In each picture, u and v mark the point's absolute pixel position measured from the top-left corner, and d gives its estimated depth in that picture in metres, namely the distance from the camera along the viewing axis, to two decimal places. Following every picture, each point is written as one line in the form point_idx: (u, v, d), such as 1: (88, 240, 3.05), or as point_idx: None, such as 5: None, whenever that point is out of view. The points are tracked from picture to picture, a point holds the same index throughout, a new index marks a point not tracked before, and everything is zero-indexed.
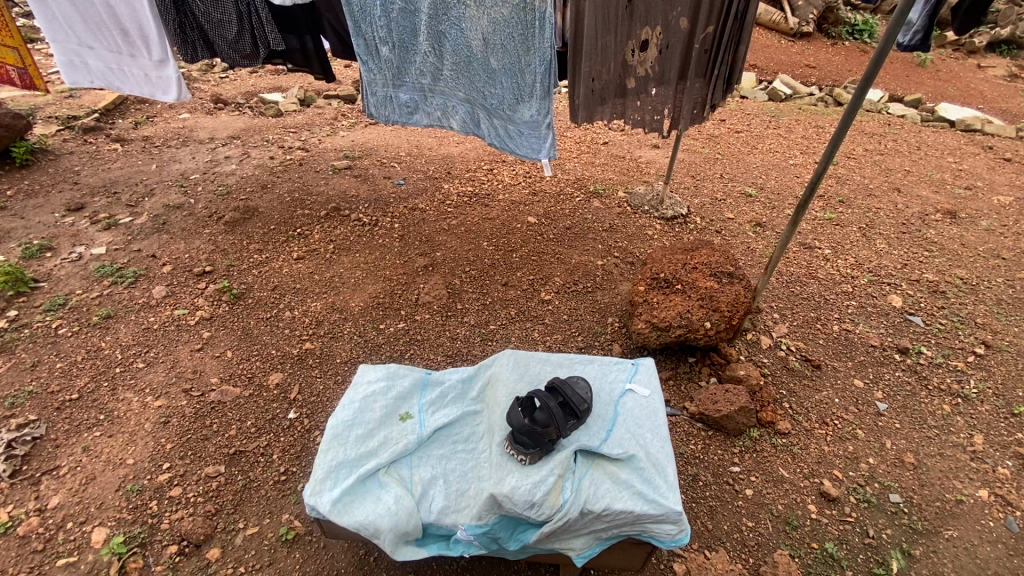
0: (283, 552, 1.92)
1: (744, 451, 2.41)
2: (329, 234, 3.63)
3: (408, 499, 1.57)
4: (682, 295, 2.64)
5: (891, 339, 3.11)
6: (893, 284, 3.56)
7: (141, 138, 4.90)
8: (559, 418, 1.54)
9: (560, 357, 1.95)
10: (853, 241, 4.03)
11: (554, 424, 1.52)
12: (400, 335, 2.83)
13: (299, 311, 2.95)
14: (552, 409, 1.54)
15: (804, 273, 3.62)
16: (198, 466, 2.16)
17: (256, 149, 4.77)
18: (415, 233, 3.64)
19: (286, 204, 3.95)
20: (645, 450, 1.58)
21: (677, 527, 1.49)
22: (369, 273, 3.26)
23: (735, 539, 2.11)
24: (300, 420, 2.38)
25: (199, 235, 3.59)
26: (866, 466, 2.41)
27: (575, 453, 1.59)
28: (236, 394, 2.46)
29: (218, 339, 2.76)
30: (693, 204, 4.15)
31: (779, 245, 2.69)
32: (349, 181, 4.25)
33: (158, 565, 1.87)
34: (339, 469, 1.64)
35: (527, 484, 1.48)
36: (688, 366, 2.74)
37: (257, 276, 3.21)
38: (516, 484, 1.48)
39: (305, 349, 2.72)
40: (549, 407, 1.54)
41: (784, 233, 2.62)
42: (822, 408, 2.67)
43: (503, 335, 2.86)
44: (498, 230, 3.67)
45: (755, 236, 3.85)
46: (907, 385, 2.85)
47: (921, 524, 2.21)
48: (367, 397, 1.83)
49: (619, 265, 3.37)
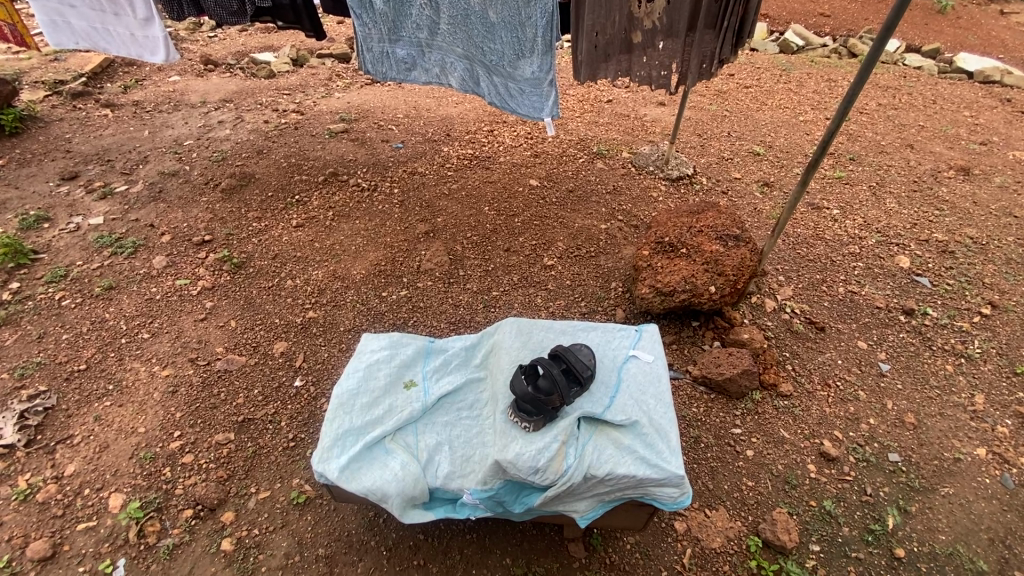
0: (296, 515, 1.97)
1: (745, 413, 2.42)
2: (328, 200, 3.57)
3: (414, 465, 1.61)
4: (687, 259, 2.60)
5: (897, 301, 3.13)
6: (902, 245, 3.56)
7: (132, 103, 4.77)
8: (562, 386, 1.52)
9: (563, 325, 1.93)
10: (862, 200, 3.99)
11: (558, 392, 1.51)
12: (402, 302, 2.82)
13: (301, 280, 2.94)
14: (554, 377, 1.52)
15: (812, 235, 3.61)
16: (208, 433, 2.19)
17: (250, 113, 4.65)
18: (416, 198, 3.58)
19: (283, 170, 3.87)
20: (648, 417, 1.56)
21: (680, 491, 1.47)
22: (370, 240, 3.22)
23: (736, 498, 2.13)
24: (307, 388, 2.39)
25: (197, 204, 3.56)
26: (866, 427, 2.44)
27: (579, 420, 1.58)
28: (243, 362, 2.48)
29: (221, 309, 2.76)
30: (699, 163, 4.08)
31: (787, 208, 2.62)
32: (346, 145, 4.16)
33: (175, 528, 1.92)
34: (345, 436, 1.67)
35: (530, 450, 1.48)
36: (692, 331, 2.71)
37: (257, 245, 3.19)
38: (519, 450, 1.48)
39: (309, 318, 2.71)
40: (554, 376, 1.52)
41: (793, 195, 2.54)
42: (825, 370, 2.69)
43: (506, 302, 2.85)
44: (500, 194, 3.60)
45: (762, 197, 3.80)
46: (911, 346, 2.88)
47: (918, 482, 2.25)
48: (371, 365, 1.85)
49: (623, 228, 3.32)
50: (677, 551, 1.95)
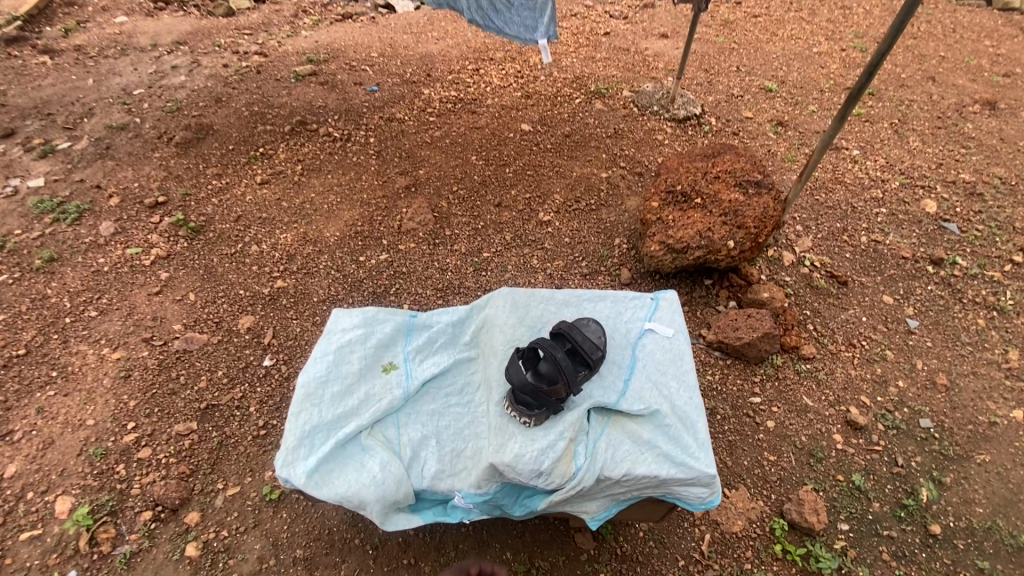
0: (269, 513, 1.76)
1: (765, 379, 2.20)
2: (296, 153, 3.19)
3: (396, 465, 1.37)
4: (702, 211, 2.29)
5: (924, 250, 2.87)
6: (927, 188, 3.27)
7: (73, 48, 4.23)
8: (568, 373, 1.27)
9: (566, 294, 1.66)
10: (884, 139, 3.65)
11: (563, 381, 1.26)
12: (383, 267, 2.52)
13: (267, 245, 2.61)
14: (560, 362, 1.27)
15: (830, 178, 3.30)
16: (167, 424, 1.95)
17: (207, 57, 4.14)
18: (394, 148, 3.20)
19: (244, 120, 3.45)
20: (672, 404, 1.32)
21: (709, 491, 1.26)
22: (344, 196, 2.87)
23: (756, 475, 1.94)
24: (278, 368, 2.13)
25: (149, 160, 3.17)
26: (895, 390, 2.24)
27: (589, 410, 1.33)
28: (204, 341, 2.20)
29: (178, 281, 2.45)
30: (707, 102, 3.69)
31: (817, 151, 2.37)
32: (315, 89, 3.71)
33: (132, 533, 1.71)
34: (314, 433, 1.42)
35: (532, 450, 1.24)
36: (705, 290, 2.44)
37: (218, 206, 2.84)
38: (519, 451, 1.25)
39: (277, 288, 2.41)
40: (559, 360, 1.27)
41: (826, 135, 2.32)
42: (849, 328, 2.45)
43: (498, 264, 2.56)
44: (488, 141, 3.22)
45: (776, 137, 3.46)
46: (940, 299, 2.64)
47: (952, 450, 2.06)
48: (342, 347, 1.58)
49: (626, 177, 2.99)
50: (694, 537, 1.77)
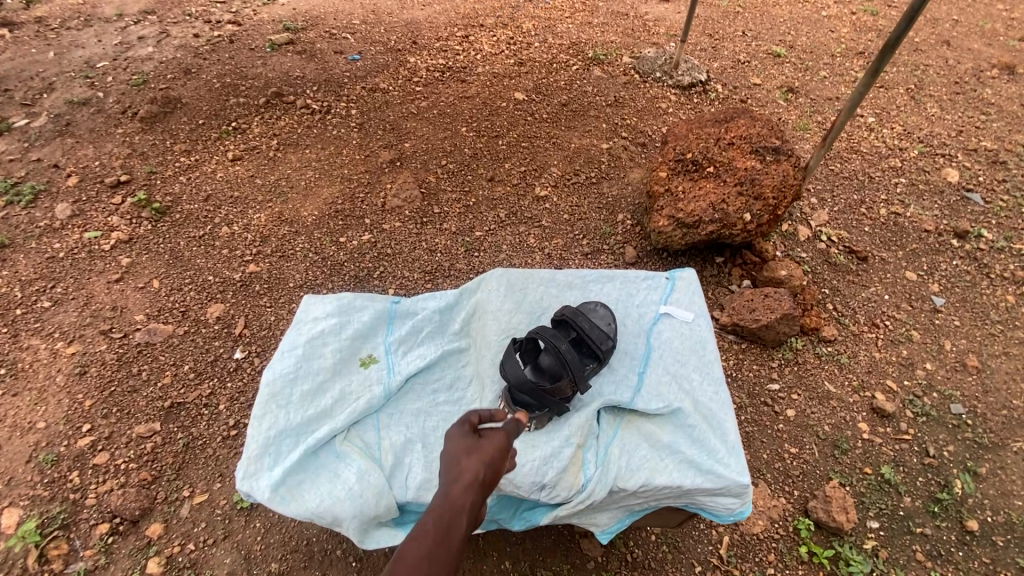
0: (241, 522, 1.58)
1: (784, 364, 2.03)
2: (271, 127, 2.94)
3: (376, 475, 1.20)
4: (715, 180, 2.09)
5: (948, 223, 2.67)
6: (948, 157, 3.06)
7: (31, 20, 3.91)
8: (574, 369, 1.20)
9: (568, 276, 1.57)
10: (900, 105, 3.42)
11: (568, 378, 1.20)
12: (365, 248, 2.32)
13: (239, 226, 2.39)
14: (569, 356, 1.21)
15: (845, 147, 3.08)
16: (127, 425, 1.76)
17: (176, 27, 3.83)
18: (378, 120, 2.95)
19: (214, 92, 3.16)
20: (692, 404, 1.28)
21: (738, 502, 1.19)
22: (323, 172, 2.64)
23: (777, 469, 1.78)
24: (250, 361, 1.94)
25: (111, 137, 2.90)
26: (923, 373, 2.07)
27: (600, 411, 1.29)
28: (169, 333, 2.00)
29: (140, 267, 2.23)
30: (712, 69, 3.44)
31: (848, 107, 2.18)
32: (290, 59, 3.42)
33: (87, 549, 1.53)
34: (280, 441, 1.23)
35: (534, 460, 1.18)
36: (717, 268, 2.25)
37: (185, 184, 2.60)
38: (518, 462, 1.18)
39: (249, 273, 2.21)
40: (568, 354, 1.21)
41: (858, 89, 2.11)
42: (871, 308, 2.27)
43: (492, 244, 2.36)
44: (479, 111, 2.98)
45: (787, 105, 3.23)
46: (966, 275, 2.46)
47: (986, 438, 1.90)
48: (314, 339, 1.39)
49: (628, 147, 2.77)
50: (712, 540, 1.61)
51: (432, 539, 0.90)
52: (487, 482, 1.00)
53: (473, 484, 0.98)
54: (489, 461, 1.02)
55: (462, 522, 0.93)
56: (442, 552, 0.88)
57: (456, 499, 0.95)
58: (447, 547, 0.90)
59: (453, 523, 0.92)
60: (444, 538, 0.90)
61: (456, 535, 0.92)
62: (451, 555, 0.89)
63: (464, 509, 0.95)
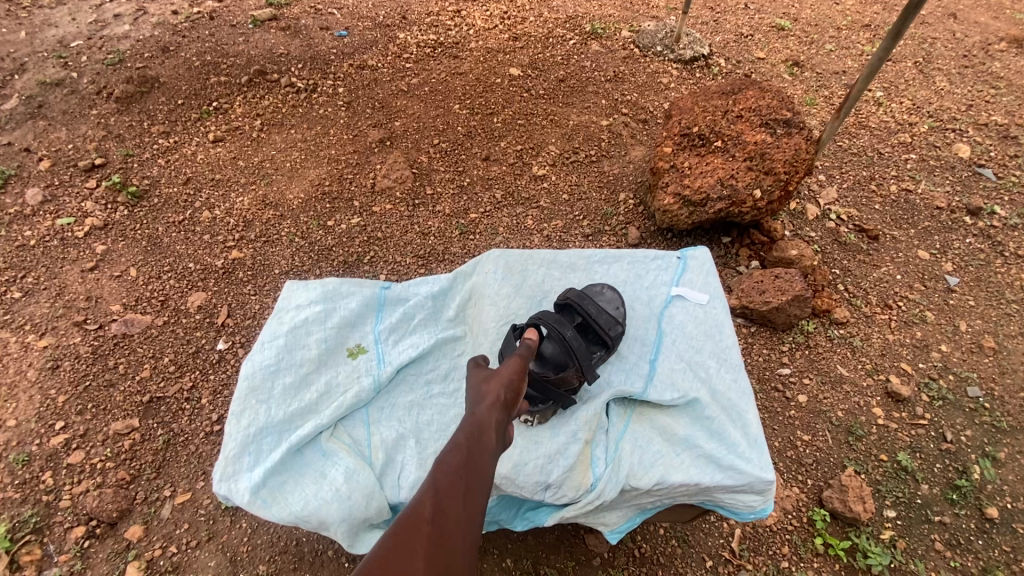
0: (226, 523, 1.50)
1: (794, 348, 1.94)
2: (254, 107, 2.77)
3: (366, 474, 1.12)
4: (723, 155, 1.99)
5: (960, 199, 2.57)
6: (958, 131, 2.93)
7: None
8: (580, 358, 1.21)
9: (572, 258, 1.52)
10: (909, 79, 3.29)
11: (575, 367, 1.21)
12: (354, 232, 2.20)
13: (220, 211, 2.27)
14: (574, 340, 1.21)
15: (853, 123, 2.96)
16: (104, 422, 1.66)
17: (154, 3, 3.44)
18: (366, 98, 2.80)
19: (195, 71, 2.92)
20: (708, 395, 1.24)
21: (761, 500, 1.15)
22: (309, 153, 2.51)
23: (789, 458, 1.71)
24: (234, 352, 1.84)
25: (85, 118, 2.69)
26: (938, 355, 1.98)
27: (610, 403, 1.27)
28: (147, 324, 1.89)
29: (116, 254, 2.11)
30: (714, 42, 3.29)
31: (868, 70, 2.10)
32: (275, 35, 3.16)
33: (62, 553, 1.45)
34: (261, 440, 1.15)
35: (539, 459, 1.18)
36: (723, 249, 2.15)
37: (164, 167, 2.46)
38: (522, 461, 1.18)
39: (232, 260, 2.09)
40: (572, 339, 1.22)
41: (880, 51, 2.03)
42: (883, 288, 2.18)
43: (488, 226, 2.24)
44: (472, 87, 2.84)
45: (792, 79, 3.10)
46: (980, 253, 2.36)
47: (1005, 421, 1.82)
48: (297, 329, 1.30)
49: (629, 124, 2.65)
50: (723, 533, 1.54)
51: (466, 449, 0.90)
52: (507, 410, 1.03)
53: (495, 409, 1.01)
54: (506, 394, 1.06)
55: (490, 434, 0.95)
56: (477, 456, 0.90)
57: (482, 416, 0.99)
58: (480, 457, 0.91)
59: (482, 437, 0.94)
60: (475, 449, 0.91)
61: (487, 448, 0.93)
62: (485, 465, 0.90)
63: (491, 424, 0.97)
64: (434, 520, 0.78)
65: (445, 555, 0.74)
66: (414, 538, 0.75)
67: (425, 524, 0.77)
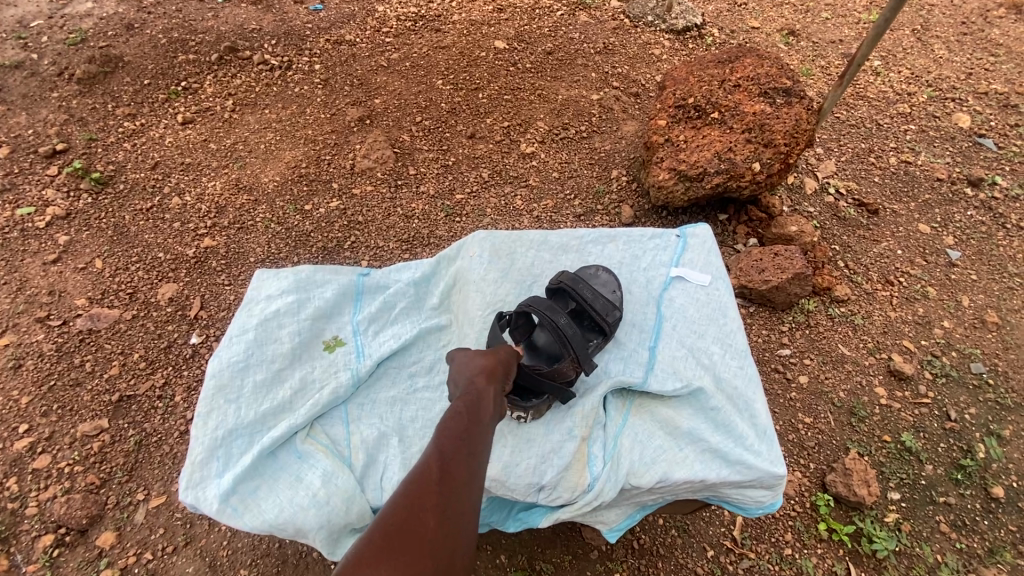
0: (204, 526, 1.42)
1: (794, 327, 1.88)
2: (225, 86, 2.62)
3: (345, 478, 1.07)
4: (719, 128, 1.90)
5: (961, 170, 2.49)
6: (958, 100, 2.84)
7: None
8: (577, 346, 1.13)
9: (562, 238, 1.43)
10: (907, 47, 3.17)
11: (571, 356, 1.13)
12: (334, 217, 2.09)
13: (191, 197, 2.14)
14: (567, 329, 1.14)
15: (851, 94, 2.86)
16: (72, 423, 1.57)
17: None
18: (344, 75, 2.65)
19: (161, 49, 2.74)
20: (714, 385, 1.18)
21: (769, 493, 1.10)
22: (284, 134, 2.38)
23: (791, 441, 1.65)
24: (209, 346, 1.74)
25: (45, 101, 2.52)
26: (941, 332, 1.93)
27: (608, 396, 1.20)
28: (115, 318, 1.78)
29: (81, 245, 1.99)
30: (707, 12, 3.15)
31: (873, 34, 2.00)
32: (246, 9, 2.95)
33: (30, 564, 1.37)
34: (231, 442, 1.09)
35: (531, 460, 1.13)
36: (720, 227, 2.07)
37: (130, 152, 2.32)
38: (514, 463, 1.12)
39: (204, 249, 1.98)
40: (565, 327, 1.14)
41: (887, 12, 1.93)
42: (884, 264, 2.11)
43: (475, 208, 2.14)
44: (456, 61, 2.70)
45: (788, 49, 2.99)
46: (981, 226, 2.30)
47: (1009, 398, 1.77)
48: (268, 321, 1.23)
49: (620, 98, 2.54)
50: (724, 522, 1.48)
51: (467, 415, 0.90)
52: (503, 381, 1.02)
53: (493, 379, 1.00)
54: (502, 366, 1.05)
55: (489, 404, 0.95)
56: (479, 423, 0.89)
57: (480, 385, 0.97)
58: (480, 424, 0.90)
59: (481, 404, 0.93)
60: (476, 414, 0.91)
61: (487, 415, 0.92)
62: (485, 431, 0.90)
63: (489, 393, 0.96)
64: (442, 482, 0.77)
65: (453, 514, 0.75)
66: (424, 498, 0.74)
67: (433, 486, 0.76)
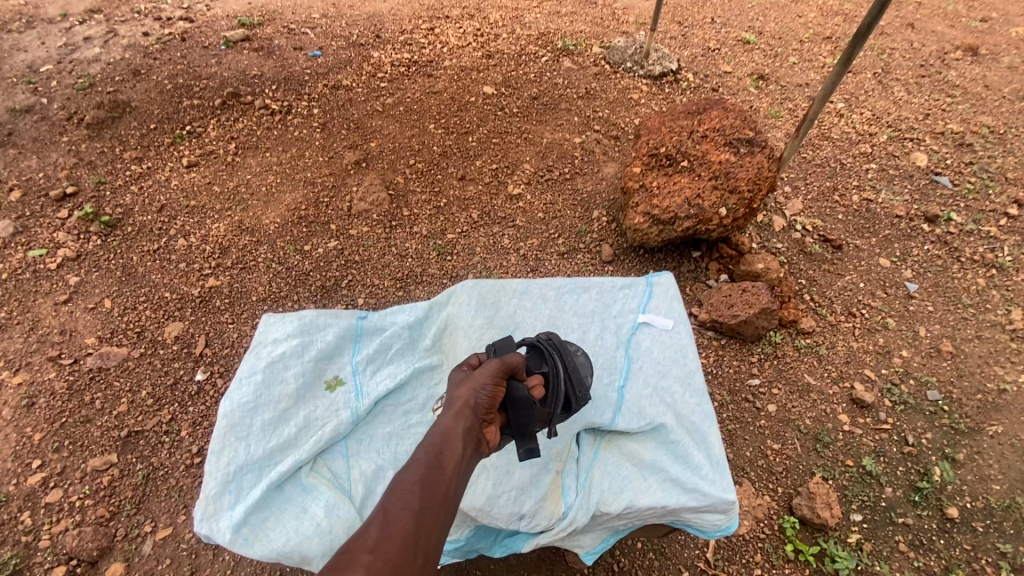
0: (209, 556, 1.50)
1: (764, 358, 2.01)
2: (228, 130, 2.76)
3: (346, 508, 1.19)
4: (689, 175, 2.07)
5: (918, 207, 2.67)
6: (916, 140, 3.04)
7: None
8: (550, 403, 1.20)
9: (542, 286, 1.57)
10: (869, 90, 3.40)
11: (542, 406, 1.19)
12: (332, 256, 2.22)
13: (196, 238, 2.26)
14: (550, 378, 1.25)
15: (817, 134, 3.07)
16: (81, 459, 1.65)
17: (125, 25, 3.33)
18: (341, 119, 2.81)
19: (167, 94, 2.89)
20: (674, 420, 1.32)
21: (725, 518, 1.21)
22: (285, 177, 2.52)
23: (760, 467, 1.78)
24: (213, 383, 1.84)
25: (56, 146, 2.65)
26: (900, 361, 2.07)
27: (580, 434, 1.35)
28: (123, 356, 1.88)
29: (91, 286, 2.10)
30: (683, 57, 3.37)
31: (821, 95, 2.20)
32: (248, 56, 3.13)
33: None
34: (239, 478, 1.20)
35: (511, 492, 1.26)
36: (694, 263, 2.22)
37: (137, 195, 2.45)
38: (495, 496, 1.25)
39: (209, 288, 2.09)
40: (549, 376, 1.25)
41: (831, 77, 2.14)
42: (847, 297, 2.27)
43: (465, 247, 2.28)
44: (447, 106, 2.87)
45: (758, 93, 3.20)
46: (937, 259, 2.46)
47: (963, 423, 1.91)
48: (274, 363, 1.34)
49: (601, 140, 2.72)
50: (698, 544, 1.59)
51: (423, 463, 0.91)
52: (478, 416, 1.04)
53: (463, 416, 1.02)
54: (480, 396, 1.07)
55: (452, 447, 0.96)
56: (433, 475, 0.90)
57: (449, 427, 0.99)
58: (439, 475, 0.91)
59: (444, 450, 0.95)
60: (436, 464, 0.92)
61: (448, 462, 0.93)
62: (444, 481, 0.90)
63: (455, 435, 0.98)
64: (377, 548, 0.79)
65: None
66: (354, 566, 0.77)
67: (366, 555, 0.78)
